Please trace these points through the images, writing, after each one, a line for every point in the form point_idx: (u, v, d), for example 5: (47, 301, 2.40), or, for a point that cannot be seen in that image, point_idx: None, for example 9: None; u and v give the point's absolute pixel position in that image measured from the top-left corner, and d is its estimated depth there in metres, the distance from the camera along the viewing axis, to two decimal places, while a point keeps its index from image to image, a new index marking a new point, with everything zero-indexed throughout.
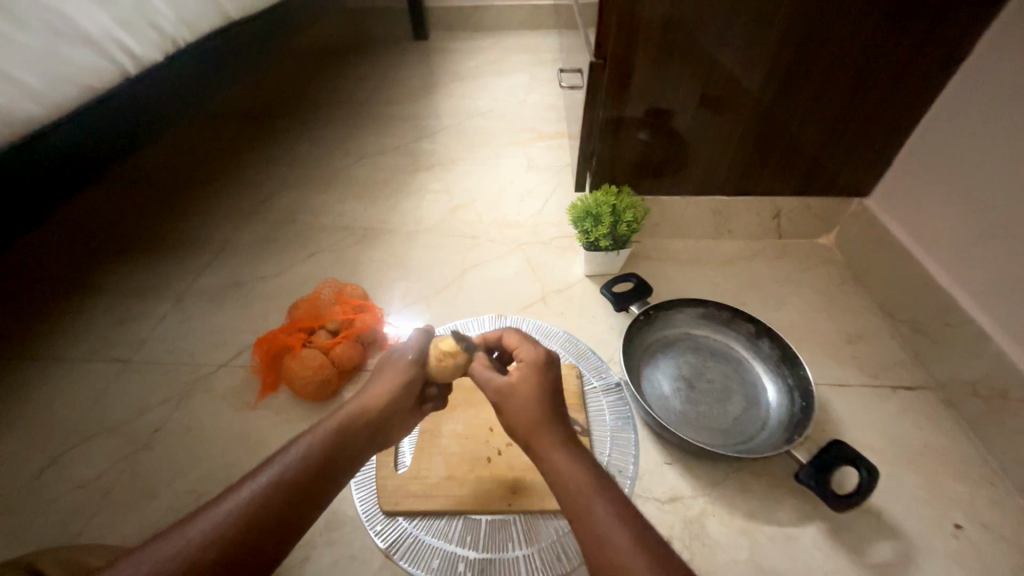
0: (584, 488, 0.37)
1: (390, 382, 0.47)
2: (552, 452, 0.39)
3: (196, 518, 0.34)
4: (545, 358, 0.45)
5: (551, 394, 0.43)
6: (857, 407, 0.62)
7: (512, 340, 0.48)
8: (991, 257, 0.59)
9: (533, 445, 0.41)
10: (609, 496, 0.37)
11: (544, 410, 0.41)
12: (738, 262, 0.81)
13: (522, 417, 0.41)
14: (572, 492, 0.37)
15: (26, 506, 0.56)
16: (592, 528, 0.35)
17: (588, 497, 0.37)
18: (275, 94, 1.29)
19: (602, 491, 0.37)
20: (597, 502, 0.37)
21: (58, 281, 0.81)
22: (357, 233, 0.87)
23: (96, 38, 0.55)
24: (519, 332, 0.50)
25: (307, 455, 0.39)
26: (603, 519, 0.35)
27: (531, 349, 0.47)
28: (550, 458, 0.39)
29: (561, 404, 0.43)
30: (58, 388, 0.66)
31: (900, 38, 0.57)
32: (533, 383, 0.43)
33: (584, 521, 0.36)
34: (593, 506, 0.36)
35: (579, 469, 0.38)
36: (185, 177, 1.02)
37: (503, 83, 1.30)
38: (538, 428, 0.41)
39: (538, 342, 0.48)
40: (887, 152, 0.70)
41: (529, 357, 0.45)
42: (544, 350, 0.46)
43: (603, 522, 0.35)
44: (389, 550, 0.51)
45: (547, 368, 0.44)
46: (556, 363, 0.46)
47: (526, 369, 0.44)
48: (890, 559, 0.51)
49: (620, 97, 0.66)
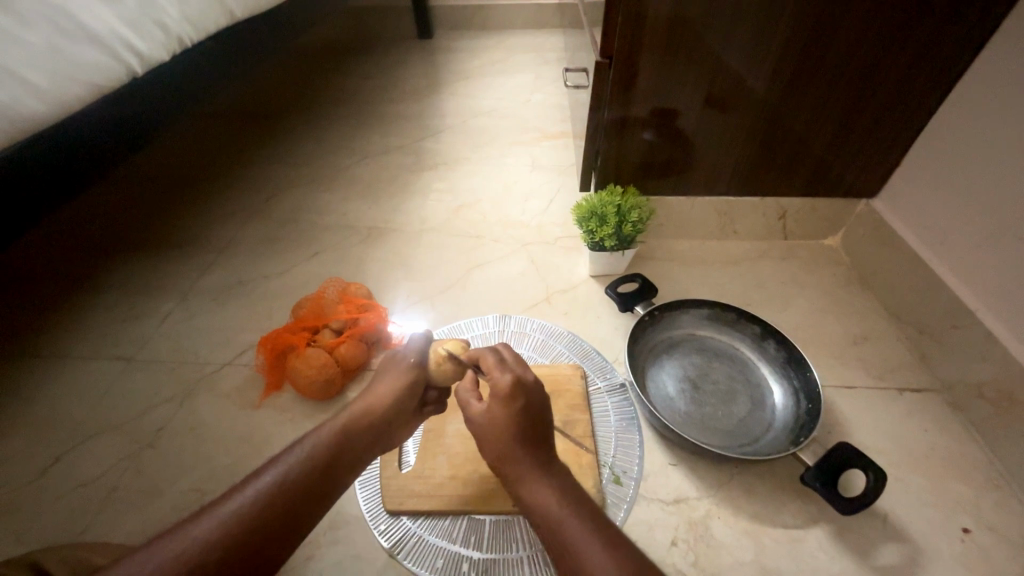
0: (558, 517, 0.38)
1: (391, 384, 0.47)
2: (525, 483, 0.41)
3: (201, 517, 0.34)
4: (515, 389, 0.43)
5: (521, 425, 0.42)
6: (863, 409, 0.62)
7: (486, 364, 0.46)
8: (1000, 258, 0.59)
9: (510, 477, 0.42)
10: (582, 523, 0.37)
11: (515, 443, 0.42)
12: (743, 263, 0.80)
13: (494, 451, 0.43)
14: (545, 522, 0.39)
15: (31, 504, 0.56)
16: (564, 554, 0.36)
17: (560, 525, 0.38)
18: (279, 93, 1.30)
19: (574, 518, 0.38)
20: (569, 530, 0.37)
21: (63, 279, 0.81)
22: (361, 232, 0.87)
23: (101, 37, 0.55)
24: (496, 353, 0.47)
25: (311, 455, 0.39)
26: (574, 545, 0.36)
27: (501, 375, 0.44)
28: (524, 489, 0.41)
29: (532, 434, 0.42)
30: (63, 386, 0.67)
31: (909, 38, 0.57)
32: (501, 417, 0.43)
33: (557, 549, 0.37)
34: (565, 534, 0.37)
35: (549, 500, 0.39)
36: (190, 175, 1.02)
37: (507, 82, 1.30)
38: (511, 462, 0.42)
39: (511, 364, 0.46)
40: (894, 153, 0.70)
41: (495, 387, 0.44)
42: (514, 376, 0.44)
43: (574, 549, 0.36)
44: (393, 549, 0.51)
45: (516, 398, 0.43)
46: (527, 389, 0.44)
47: (494, 403, 0.43)
48: (896, 562, 0.50)
49: (626, 97, 0.65)
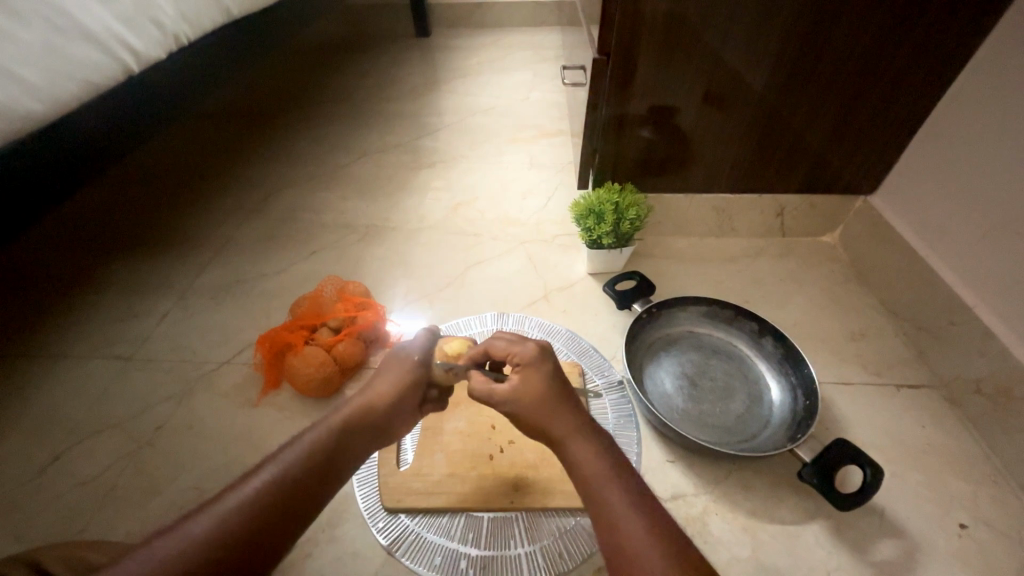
0: (599, 474, 0.38)
1: (392, 381, 0.47)
2: (571, 439, 0.40)
3: (199, 513, 0.34)
4: (541, 352, 0.45)
5: (557, 386, 0.43)
6: (860, 406, 0.62)
7: (498, 350, 0.47)
8: (997, 254, 0.59)
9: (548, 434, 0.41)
10: (626, 487, 0.37)
11: (555, 402, 0.42)
12: (741, 261, 0.80)
13: (531, 410, 0.42)
14: (587, 481, 0.38)
15: (30, 502, 0.56)
16: (605, 512, 0.36)
17: (603, 485, 0.37)
18: (276, 91, 1.29)
19: (619, 483, 0.38)
20: (614, 492, 0.37)
21: (60, 278, 0.81)
22: (359, 230, 0.87)
23: (97, 35, 0.55)
24: (505, 336, 0.48)
25: (310, 451, 0.39)
26: (618, 509, 0.36)
27: (522, 346, 0.46)
28: (565, 447, 0.40)
29: (569, 393, 0.43)
30: (61, 385, 0.67)
31: (907, 33, 0.57)
32: (537, 377, 0.43)
33: (597, 509, 0.37)
34: (609, 496, 0.37)
35: (593, 456, 0.39)
36: (187, 174, 1.02)
37: (505, 80, 1.30)
38: (552, 420, 0.41)
39: (526, 338, 0.47)
40: (892, 150, 0.70)
41: (523, 356, 0.44)
42: (536, 344, 0.46)
43: (618, 513, 0.36)
44: (391, 547, 0.51)
45: (546, 362, 0.44)
46: (551, 354, 0.45)
47: (528, 368, 0.44)
48: (893, 558, 0.50)
49: (623, 94, 0.65)
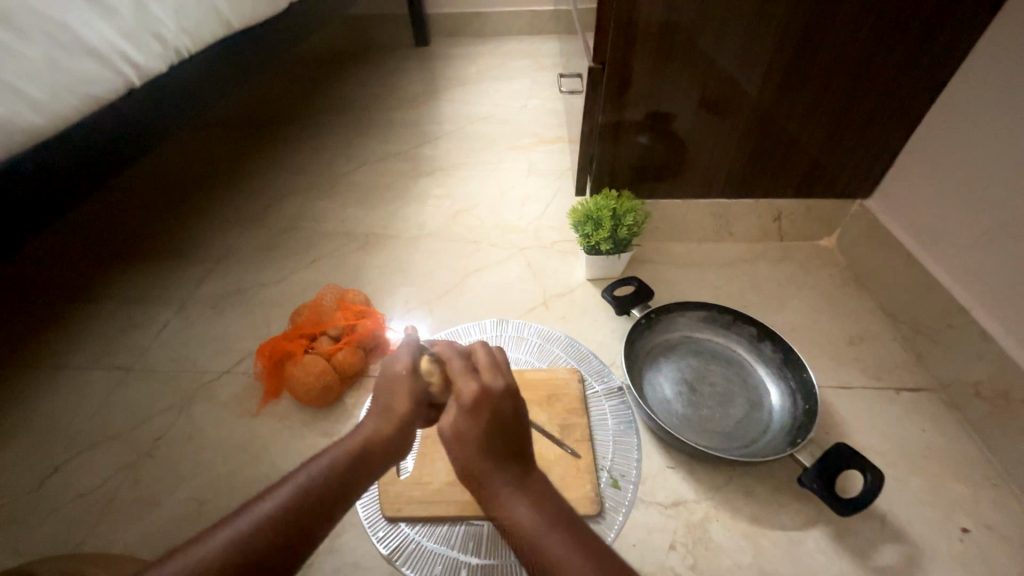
0: (533, 532, 0.37)
1: (408, 398, 0.44)
2: (500, 500, 0.39)
3: (215, 532, 0.33)
4: (480, 398, 0.41)
5: (492, 443, 0.40)
6: (860, 410, 0.62)
7: (452, 371, 0.43)
8: (992, 257, 0.59)
9: (484, 494, 0.41)
10: (564, 538, 0.36)
11: (489, 461, 0.40)
12: (740, 265, 0.81)
13: (464, 469, 0.41)
14: (526, 543, 0.37)
15: (31, 515, 0.56)
16: (546, 570, 0.36)
17: (539, 543, 0.37)
18: (278, 101, 1.31)
19: (557, 533, 0.37)
20: (554, 546, 0.36)
21: (61, 289, 0.82)
22: (358, 239, 0.88)
23: (98, 49, 0.55)
24: (462, 356, 0.44)
25: (326, 470, 0.38)
26: (559, 563, 0.35)
27: (466, 382, 0.42)
28: (500, 509, 0.39)
29: (504, 447, 0.40)
30: (61, 397, 0.67)
31: (899, 39, 0.57)
32: (467, 430, 0.40)
33: (540, 567, 0.36)
34: (549, 550, 0.36)
35: (524, 514, 0.38)
36: (188, 184, 1.03)
37: (503, 88, 1.31)
38: (486, 481, 0.40)
39: (478, 370, 0.43)
40: (887, 154, 0.70)
41: (461, 397, 0.41)
42: (480, 385, 0.41)
43: (558, 566, 0.35)
44: (391, 556, 0.51)
45: (482, 410, 0.41)
46: (495, 398, 0.41)
47: (461, 416, 0.41)
48: (895, 563, 0.50)
49: (620, 100, 0.66)
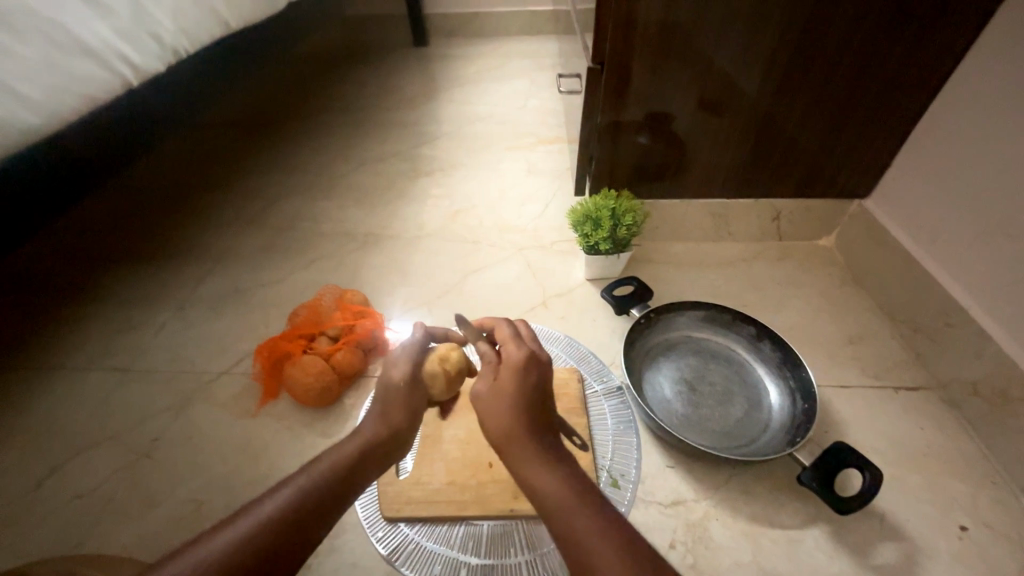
0: (560, 504, 0.35)
1: (403, 409, 0.44)
2: (527, 468, 0.38)
3: (215, 534, 0.33)
4: (530, 360, 0.42)
5: (530, 406, 0.40)
6: (859, 409, 0.62)
7: (500, 336, 0.46)
8: (990, 257, 0.59)
9: (509, 458, 0.39)
10: (595, 516, 0.35)
11: (525, 425, 0.39)
12: (738, 264, 0.81)
13: (495, 428, 0.39)
14: (554, 515, 0.35)
15: (28, 516, 0.56)
16: (574, 547, 0.34)
17: (572, 516, 0.35)
18: (276, 101, 1.30)
19: (586, 509, 0.35)
20: (585, 522, 0.34)
21: (59, 289, 0.81)
22: (357, 239, 0.87)
23: (94, 48, 0.55)
24: (512, 325, 0.47)
25: (325, 473, 0.38)
26: (590, 540, 0.33)
27: (516, 347, 0.43)
28: (528, 477, 0.37)
29: (543, 413, 0.40)
30: (58, 398, 0.66)
31: (897, 40, 0.57)
32: (510, 387, 0.40)
33: (567, 537, 0.34)
34: (579, 525, 0.34)
35: (556, 485, 0.36)
36: (185, 184, 1.02)
37: (502, 88, 1.31)
38: (517, 446, 0.38)
39: (527, 340, 0.45)
40: (885, 155, 0.71)
41: (510, 357, 0.42)
42: (530, 350, 0.43)
43: (587, 543, 0.33)
44: (390, 556, 0.50)
45: (533, 370, 0.42)
46: (540, 365, 0.43)
47: (508, 372, 0.41)
48: (894, 561, 0.50)
49: (619, 100, 0.66)
